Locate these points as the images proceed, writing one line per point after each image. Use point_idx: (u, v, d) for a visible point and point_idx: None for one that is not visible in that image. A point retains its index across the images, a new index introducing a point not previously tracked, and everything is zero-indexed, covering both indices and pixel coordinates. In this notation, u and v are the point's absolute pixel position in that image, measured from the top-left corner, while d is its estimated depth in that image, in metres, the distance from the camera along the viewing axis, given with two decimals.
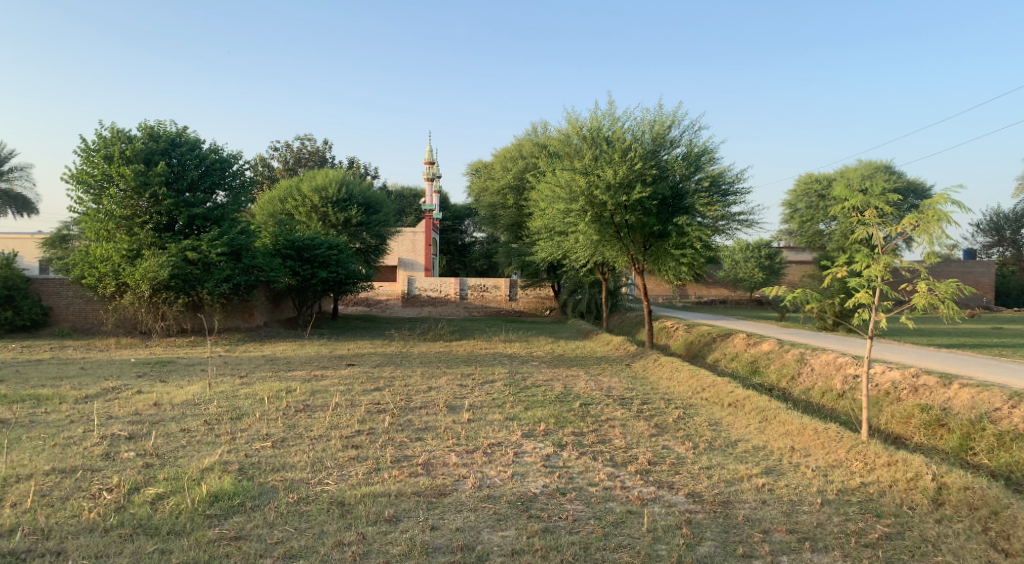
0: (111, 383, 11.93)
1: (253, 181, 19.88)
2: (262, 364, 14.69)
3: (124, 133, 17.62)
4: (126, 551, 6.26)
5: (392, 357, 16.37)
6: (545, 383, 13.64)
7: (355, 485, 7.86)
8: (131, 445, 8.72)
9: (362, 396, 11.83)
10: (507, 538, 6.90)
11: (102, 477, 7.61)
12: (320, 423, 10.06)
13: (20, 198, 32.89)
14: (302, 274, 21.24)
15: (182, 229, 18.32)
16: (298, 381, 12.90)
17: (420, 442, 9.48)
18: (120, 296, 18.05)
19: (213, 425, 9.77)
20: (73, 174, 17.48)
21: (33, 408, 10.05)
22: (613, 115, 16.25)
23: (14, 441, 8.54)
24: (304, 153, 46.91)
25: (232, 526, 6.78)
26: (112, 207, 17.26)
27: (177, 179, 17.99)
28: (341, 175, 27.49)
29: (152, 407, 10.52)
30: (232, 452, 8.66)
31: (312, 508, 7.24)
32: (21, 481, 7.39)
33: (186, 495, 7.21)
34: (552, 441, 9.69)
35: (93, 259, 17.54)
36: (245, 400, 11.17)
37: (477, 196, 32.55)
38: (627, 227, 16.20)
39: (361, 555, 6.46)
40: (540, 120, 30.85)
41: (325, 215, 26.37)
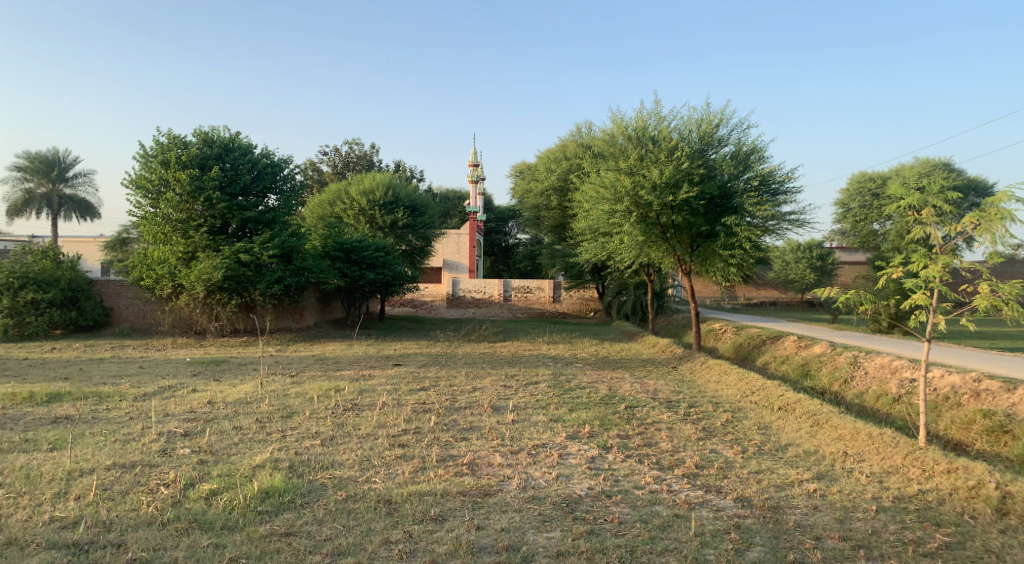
0: (167, 381, 12.30)
1: (303, 184, 20.24)
2: (311, 364, 14.95)
3: (180, 138, 18.11)
4: (182, 545, 6.43)
5: (438, 357, 16.49)
6: (590, 385, 13.59)
7: (402, 483, 7.95)
8: (187, 442, 8.96)
9: (408, 396, 11.95)
10: (552, 540, 6.90)
11: (159, 473, 7.84)
12: (368, 422, 10.20)
13: (84, 203, 34.10)
14: (350, 276, 21.57)
15: (236, 232, 18.76)
16: (347, 381, 13.10)
17: (466, 442, 9.54)
18: (176, 297, 18.58)
19: (265, 423, 9.98)
20: (132, 179, 18.04)
21: (95, 405, 10.41)
22: (659, 115, 16.13)
23: (78, 437, 8.86)
24: (353, 157, 47.61)
25: (283, 522, 6.92)
26: (168, 210, 17.75)
27: (231, 183, 18.40)
28: (387, 178, 27.81)
29: (207, 405, 10.79)
30: (283, 450, 8.83)
31: (359, 506, 7.34)
32: (84, 475, 7.65)
33: (239, 492, 7.38)
34: (597, 443, 9.65)
35: (151, 261, 18.09)
36: (296, 399, 11.38)
37: (521, 197, 32.60)
38: (673, 228, 16.04)
39: (408, 553, 6.53)
40: (585, 120, 30.74)
41: (372, 218, 26.73)
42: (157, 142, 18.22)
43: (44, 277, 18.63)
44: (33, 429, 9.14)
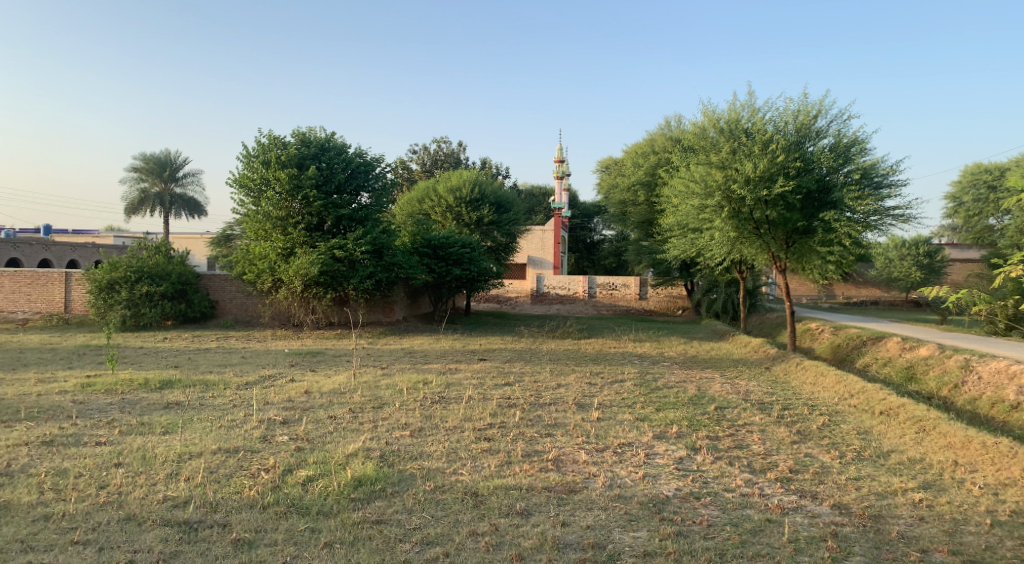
0: (267, 371, 12.88)
1: (393, 182, 20.69)
2: (401, 357, 15.28)
3: (280, 139, 18.89)
4: (281, 527, 6.69)
5: (523, 353, 16.57)
6: (677, 384, 13.36)
7: (488, 476, 8.05)
8: (285, 429, 9.35)
9: (494, 391, 12.08)
10: (639, 539, 6.82)
11: (260, 458, 8.22)
12: (455, 415, 10.37)
13: (192, 202, 35.97)
14: (437, 272, 21.96)
15: (331, 229, 19.40)
16: (434, 373, 13.35)
17: (551, 438, 9.56)
18: (275, 291, 19.39)
19: (357, 413, 10.29)
20: (236, 178, 18.92)
21: (202, 392, 11.00)
22: (753, 108, 15.67)
23: (188, 422, 9.40)
24: (441, 155, 48.43)
25: (374, 510, 7.12)
26: (269, 208, 18.53)
27: (327, 181, 19.05)
28: (474, 175, 28.12)
29: (303, 394, 11.23)
30: (374, 440, 9.09)
31: (447, 497, 7.48)
32: (193, 458, 8.10)
33: (333, 479, 7.65)
34: (685, 444, 9.48)
35: (253, 257, 18.94)
36: (386, 390, 11.69)
37: (607, 193, 32.33)
38: (767, 224, 15.57)
39: (494, 546, 6.59)
40: (674, 114, 30.14)
41: (459, 215, 27.08)
42: (259, 143, 19.06)
43: (157, 271, 19.80)
44: (148, 413, 9.74)
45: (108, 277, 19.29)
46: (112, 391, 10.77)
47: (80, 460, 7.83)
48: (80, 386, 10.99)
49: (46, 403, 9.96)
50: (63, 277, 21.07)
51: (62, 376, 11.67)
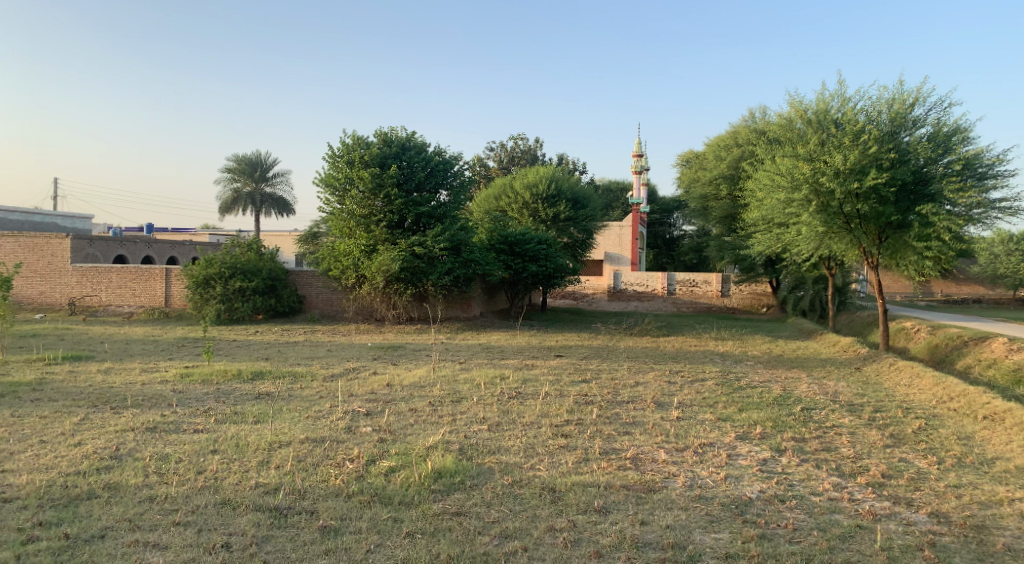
0: (351, 363, 13.25)
1: (472, 179, 20.84)
2: (478, 352, 15.41)
3: (363, 140, 19.34)
4: (365, 516, 6.85)
5: (600, 350, 16.45)
6: (761, 384, 13.00)
7: (565, 472, 8.02)
8: (368, 421, 9.58)
9: (571, 387, 12.05)
10: (721, 541, 6.67)
11: (345, 448, 8.45)
12: (532, 410, 10.40)
13: (281, 201, 37.26)
14: (514, 268, 22.05)
15: (411, 226, 19.73)
16: (511, 369, 13.42)
17: (629, 436, 9.46)
18: (359, 286, 19.91)
19: (436, 406, 10.45)
20: (322, 177, 19.49)
21: (291, 384, 11.39)
22: (843, 98, 15.06)
23: (277, 412, 9.75)
24: (518, 152, 48.57)
25: (454, 502, 7.21)
26: (353, 207, 19.01)
27: (407, 180, 19.39)
28: (551, 172, 28.07)
29: (386, 387, 11.47)
30: (453, 433, 9.20)
31: (525, 491, 7.49)
32: (283, 446, 8.39)
33: (414, 470, 7.79)
34: (769, 445, 9.21)
35: (338, 253, 19.48)
36: (464, 385, 11.82)
37: (687, 188, 31.74)
38: (859, 218, 14.97)
39: (573, 542, 6.56)
40: (758, 106, 29.24)
41: (536, 211, 27.11)
42: (343, 144, 19.58)
43: (249, 267, 20.61)
44: (241, 403, 10.15)
45: (205, 273, 20.23)
46: (209, 381, 11.28)
47: (180, 446, 8.23)
48: (179, 376, 11.57)
49: (149, 391, 10.51)
50: (164, 273, 22.21)
51: (162, 367, 12.31)
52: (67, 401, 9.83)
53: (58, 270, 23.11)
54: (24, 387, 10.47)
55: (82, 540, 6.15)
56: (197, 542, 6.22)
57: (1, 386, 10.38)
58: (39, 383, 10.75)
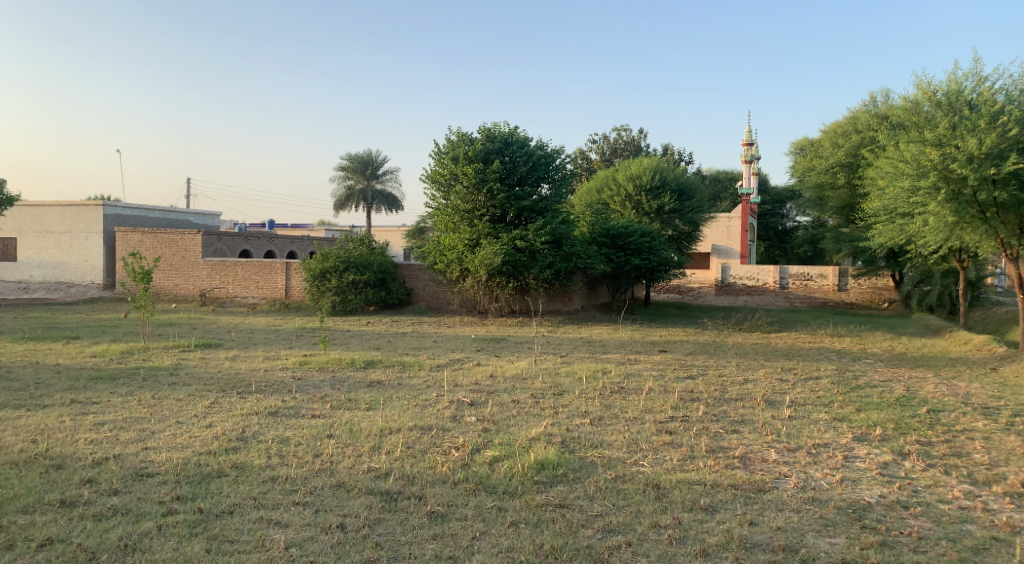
0: (456, 354, 13.51)
1: (573, 172, 20.67)
2: (580, 346, 15.37)
3: (467, 136, 19.60)
4: (471, 504, 6.96)
5: (707, 346, 16.02)
6: (882, 383, 12.29)
7: (670, 469, 7.88)
8: (473, 411, 9.74)
9: (676, 383, 11.83)
10: (836, 546, 6.37)
11: (451, 436, 8.63)
12: (635, 406, 10.26)
13: (391, 197, 38.36)
14: (616, 261, 21.80)
15: (513, 221, 19.84)
16: (614, 363, 13.31)
17: (737, 434, 9.17)
18: (463, 280, 20.28)
19: (539, 398, 10.49)
20: (428, 174, 19.95)
21: (400, 372, 11.77)
22: (980, 78, 14.01)
23: (388, 399, 10.07)
24: (620, 144, 47.98)
25: (557, 494, 7.22)
26: (457, 202, 19.32)
27: (510, 175, 19.45)
28: (656, 162, 27.47)
29: (489, 378, 11.64)
30: (556, 425, 9.22)
31: (629, 487, 7.41)
32: (393, 433, 8.66)
33: (518, 461, 7.86)
34: (891, 448, 8.71)
35: (444, 248, 19.93)
36: (567, 378, 11.82)
37: (801, 177, 30.40)
38: (996, 207, 13.93)
39: (677, 539, 6.43)
40: (879, 89, 27.67)
41: (639, 204, 26.67)
42: (449, 140, 19.93)
43: (361, 261, 21.38)
44: (354, 390, 10.56)
45: (321, 266, 21.11)
46: (325, 369, 11.80)
47: (299, 430, 8.64)
48: (298, 363, 12.16)
49: (271, 378, 11.09)
50: (284, 267, 23.40)
51: (283, 354, 12.97)
52: (200, 385, 10.53)
53: (190, 264, 24.71)
54: (163, 371, 11.29)
55: (214, 515, 6.56)
56: (314, 521, 6.52)
57: (143, 370, 11.24)
58: (176, 367, 11.58)
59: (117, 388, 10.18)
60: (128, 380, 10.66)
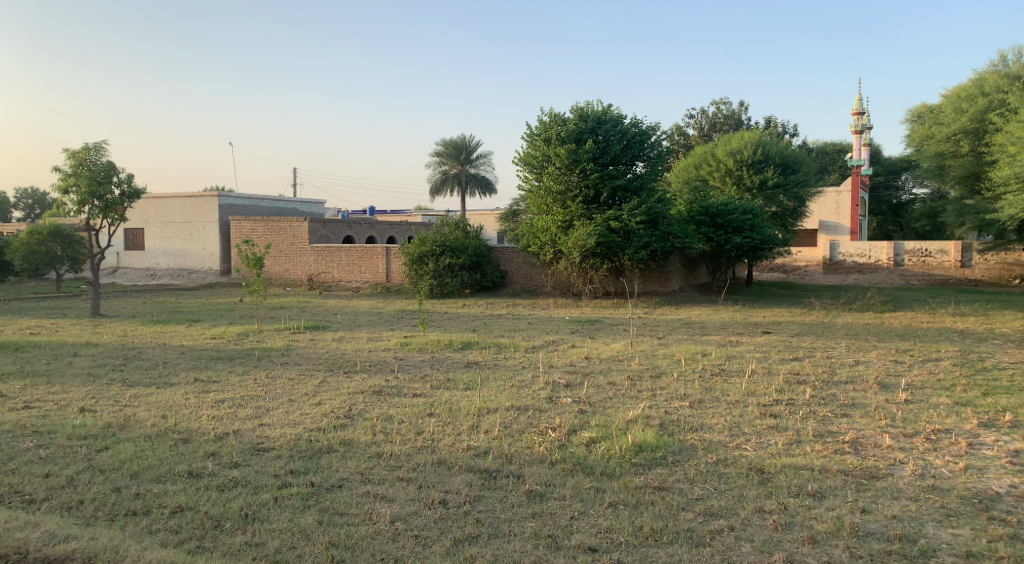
0: (551, 336, 13.57)
1: (669, 149, 20.21)
2: (678, 327, 15.11)
3: (560, 116, 19.50)
4: (569, 484, 7.02)
5: (813, 326, 15.37)
6: (1011, 366, 11.46)
7: (775, 454, 7.66)
8: (569, 392, 9.79)
9: (780, 365, 11.47)
10: (960, 537, 6.02)
11: (547, 417, 8.70)
12: (737, 389, 10.02)
13: (485, 181, 38.73)
14: (716, 240, 21.24)
15: (607, 201, 19.60)
16: (714, 345, 13.02)
17: (847, 419, 8.78)
18: (557, 261, 20.32)
19: (635, 380, 10.41)
20: (521, 156, 20.02)
21: (496, 353, 11.95)
22: None
23: (485, 380, 10.28)
24: (720, 118, 46.55)
25: (656, 476, 7.17)
26: (550, 183, 19.30)
27: (603, 154, 19.22)
28: (757, 135, 26.35)
29: (584, 359, 11.65)
30: (654, 408, 9.12)
31: (731, 471, 7.26)
32: (490, 412, 8.83)
33: (615, 443, 7.85)
34: (1022, 435, 8.12)
35: (537, 230, 20.00)
36: (664, 360, 11.67)
37: (919, 145, 28.50)
38: None
39: (784, 525, 6.26)
40: (1010, 47, 25.66)
41: (740, 179, 25.75)
42: (541, 122, 19.90)
43: (456, 245, 21.79)
44: (452, 370, 10.83)
45: (419, 251, 21.72)
46: (424, 350, 12.14)
47: (401, 409, 8.95)
48: (399, 344, 12.56)
49: (374, 358, 11.53)
50: (384, 252, 24.16)
51: (386, 336, 13.44)
52: (309, 365, 11.07)
53: (298, 250, 25.88)
54: (275, 351, 11.95)
55: (324, 488, 6.91)
56: (418, 497, 6.75)
57: (258, 351, 11.93)
58: (287, 348, 12.20)
59: (235, 368, 10.86)
60: (245, 360, 11.35)
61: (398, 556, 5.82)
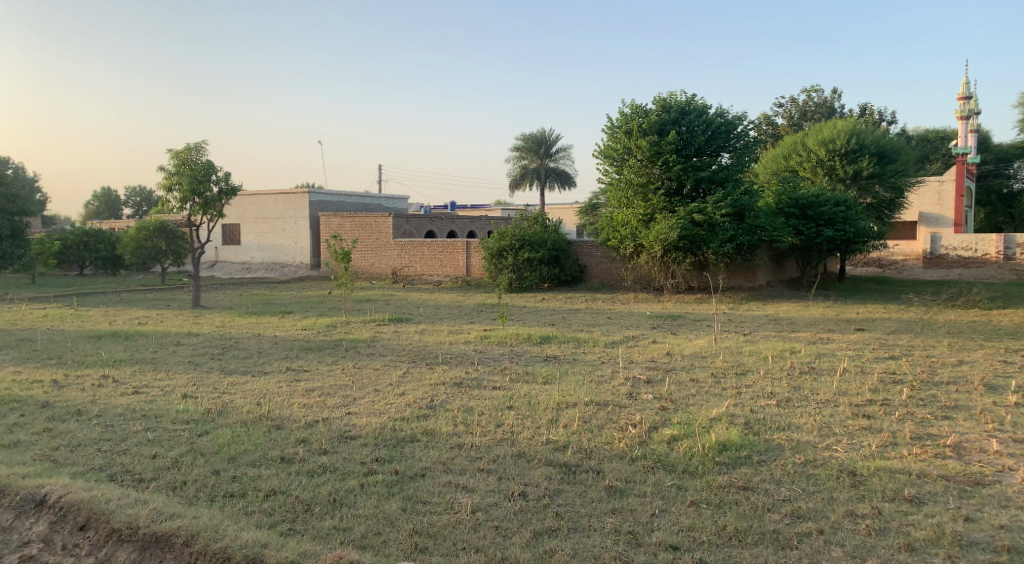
0: (631, 331, 13.43)
1: (757, 139, 19.59)
2: (765, 323, 14.66)
3: (642, 108, 19.23)
4: (650, 481, 6.95)
5: (911, 323, 14.63)
6: None
7: (868, 456, 7.35)
8: (650, 388, 9.67)
9: (874, 363, 10.98)
10: None
11: (628, 413, 8.63)
12: (827, 387, 9.65)
13: (564, 174, 38.60)
14: (806, 233, 20.49)
15: (691, 193, 19.18)
16: (802, 342, 12.57)
17: (949, 421, 8.32)
18: (638, 256, 20.12)
19: (720, 377, 10.18)
20: (601, 149, 19.86)
21: (575, 348, 11.93)
22: None
23: (563, 374, 10.30)
24: (811, 106, 44.74)
25: (740, 476, 7.01)
26: (631, 176, 19.08)
27: (687, 145, 18.81)
28: (852, 123, 25.18)
29: (666, 355, 11.48)
30: (739, 406, 8.90)
31: (821, 472, 7.02)
32: (570, 407, 8.84)
33: (698, 441, 7.72)
34: None
35: (618, 224, 19.86)
36: (750, 357, 11.36)
37: None
38: None
39: (878, 531, 6.00)
40: None
41: (832, 169, 24.71)
42: (622, 113, 19.67)
43: (535, 239, 21.89)
44: (531, 363, 10.89)
45: (498, 245, 21.95)
46: (504, 343, 12.24)
47: (482, 401, 9.08)
48: (479, 337, 12.72)
49: (456, 350, 11.72)
50: (465, 246, 24.46)
51: (466, 328, 13.65)
52: (394, 356, 11.36)
53: (383, 245, 26.54)
54: (362, 343, 12.32)
55: (408, 477, 7.09)
56: (498, 488, 6.84)
57: (345, 342, 12.34)
58: (372, 340, 12.57)
59: (324, 358, 11.28)
60: (333, 351, 11.76)
61: (479, 546, 5.92)
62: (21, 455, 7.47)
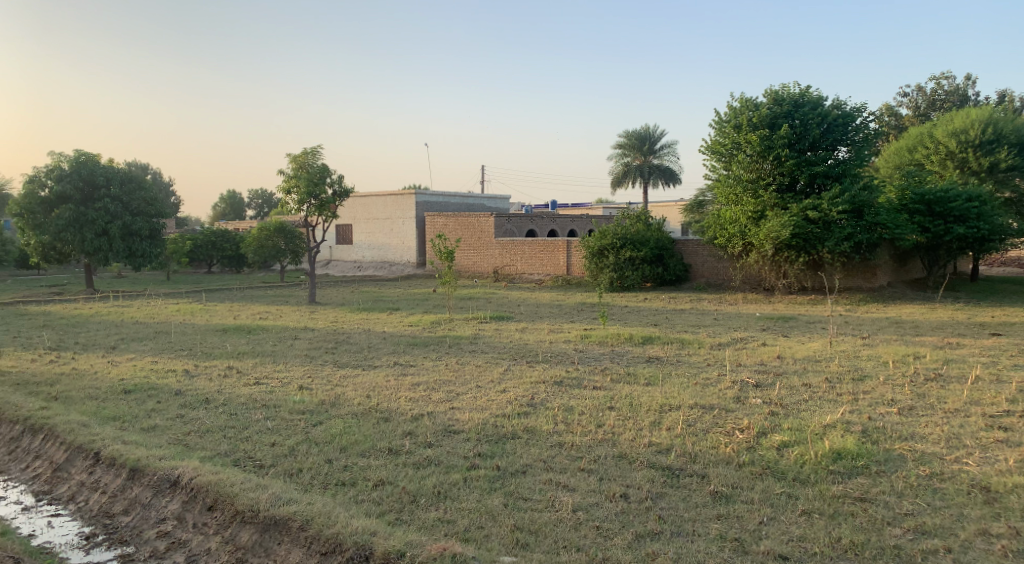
0: (738, 333, 12.99)
1: (878, 131, 18.50)
2: (886, 326, 13.82)
3: (752, 101, 18.60)
4: (757, 488, 6.71)
5: None
6: None
7: (1004, 471, 6.78)
8: (758, 392, 9.32)
9: (1011, 371, 10.11)
10: None
11: (735, 418, 8.35)
12: (956, 396, 8.97)
13: (669, 171, 37.78)
14: (933, 231, 19.17)
15: (805, 189, 18.34)
16: (928, 347, 11.75)
17: None
18: (747, 254, 19.48)
19: (834, 382, 9.67)
20: (708, 144, 19.34)
21: (680, 349, 11.68)
22: None
23: (666, 375, 10.09)
24: (941, 95, 41.68)
25: (857, 486, 6.64)
26: (740, 172, 18.48)
27: (800, 139, 18.01)
28: (988, 111, 23.27)
29: (776, 358, 11.03)
30: (855, 413, 8.43)
31: (948, 486, 6.55)
32: (673, 410, 8.65)
33: (810, 448, 7.38)
34: None
35: (726, 222, 19.31)
36: (868, 362, 10.73)
37: None
38: None
39: (1015, 553, 5.53)
40: None
41: (965, 161, 22.97)
42: (731, 108, 19.11)
43: (638, 238, 21.58)
44: (633, 364, 10.75)
45: (599, 244, 21.83)
46: (605, 343, 12.14)
47: (582, 400, 9.04)
48: (580, 336, 12.67)
49: (556, 349, 11.73)
50: (565, 245, 24.44)
51: (567, 327, 13.65)
52: (495, 353, 11.50)
53: (487, 244, 26.90)
54: (464, 339, 12.55)
55: (509, 473, 7.17)
56: (599, 489, 6.79)
57: (449, 338, 12.61)
58: (474, 337, 12.77)
59: (428, 353, 11.59)
60: (437, 347, 12.05)
61: (580, 545, 5.90)
62: (158, 438, 8.09)
